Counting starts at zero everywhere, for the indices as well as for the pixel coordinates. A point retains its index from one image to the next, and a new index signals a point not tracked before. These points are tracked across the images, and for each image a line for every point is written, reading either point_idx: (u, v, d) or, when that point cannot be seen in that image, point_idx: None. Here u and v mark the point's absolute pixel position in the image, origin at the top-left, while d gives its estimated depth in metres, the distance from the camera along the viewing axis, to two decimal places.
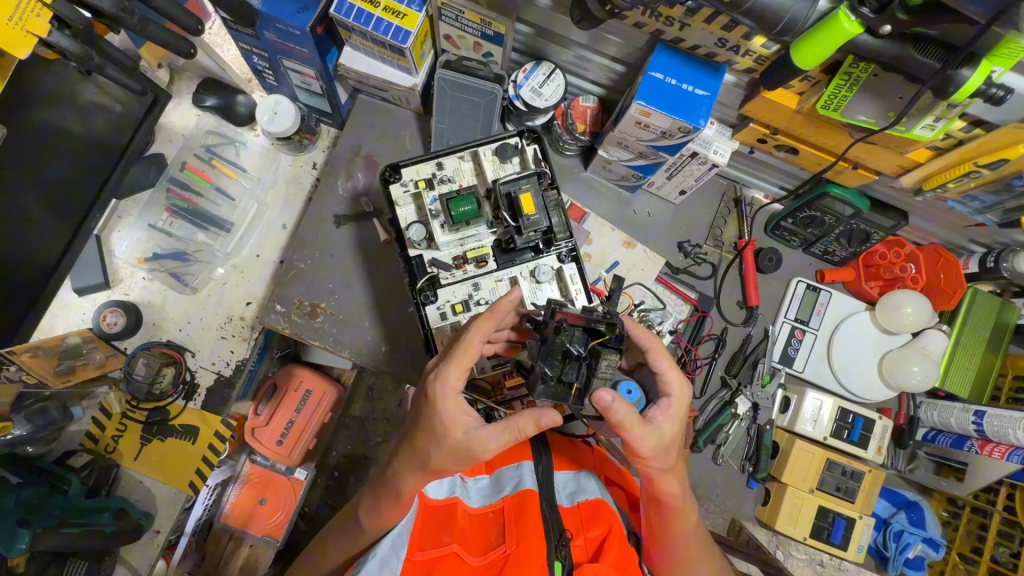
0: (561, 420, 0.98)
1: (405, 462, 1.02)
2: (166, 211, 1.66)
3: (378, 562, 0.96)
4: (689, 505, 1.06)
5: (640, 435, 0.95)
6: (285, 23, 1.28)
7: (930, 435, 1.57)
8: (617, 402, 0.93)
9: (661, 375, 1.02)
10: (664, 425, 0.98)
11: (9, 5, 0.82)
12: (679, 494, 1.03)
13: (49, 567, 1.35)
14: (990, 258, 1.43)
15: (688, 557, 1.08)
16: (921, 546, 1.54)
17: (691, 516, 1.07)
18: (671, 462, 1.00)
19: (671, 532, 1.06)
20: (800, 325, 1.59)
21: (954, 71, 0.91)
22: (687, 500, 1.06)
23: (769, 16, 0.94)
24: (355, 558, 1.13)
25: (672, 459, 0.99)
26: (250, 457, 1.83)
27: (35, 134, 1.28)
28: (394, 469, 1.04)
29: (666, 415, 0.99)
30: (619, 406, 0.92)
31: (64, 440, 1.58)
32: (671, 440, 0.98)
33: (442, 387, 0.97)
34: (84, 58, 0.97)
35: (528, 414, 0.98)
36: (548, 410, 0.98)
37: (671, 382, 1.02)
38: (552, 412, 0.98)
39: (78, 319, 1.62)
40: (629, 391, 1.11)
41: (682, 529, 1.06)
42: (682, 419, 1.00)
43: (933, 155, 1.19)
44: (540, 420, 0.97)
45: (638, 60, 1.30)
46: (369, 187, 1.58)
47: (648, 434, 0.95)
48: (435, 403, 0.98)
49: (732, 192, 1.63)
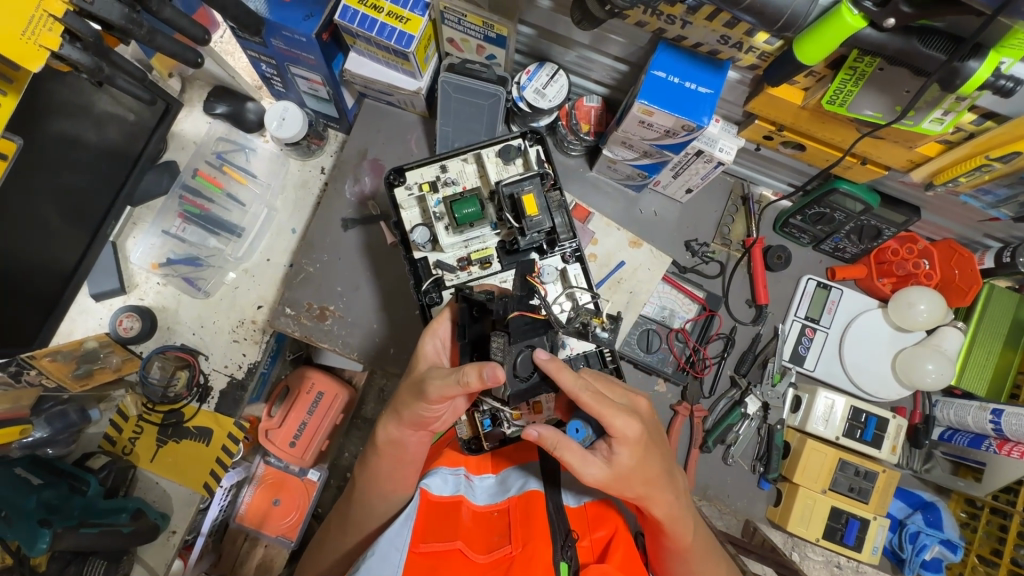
0: (503, 375, 0.93)
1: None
2: (178, 217, 1.68)
3: (379, 557, 0.94)
4: (687, 524, 1.04)
5: (574, 465, 0.96)
6: (291, 30, 1.29)
7: (947, 434, 1.53)
8: (548, 432, 0.97)
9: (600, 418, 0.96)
10: (608, 459, 0.98)
11: (21, 17, 0.84)
12: (670, 515, 1.01)
13: (70, 566, 1.38)
14: (1006, 253, 1.39)
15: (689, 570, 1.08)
16: (939, 548, 1.51)
17: (691, 533, 1.05)
18: (639, 491, 0.99)
19: (670, 547, 1.06)
20: (811, 323, 1.57)
21: (961, 63, 0.89)
22: (684, 520, 1.04)
23: (769, 13, 0.94)
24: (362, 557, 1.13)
25: (635, 491, 0.98)
26: (264, 458, 1.87)
27: (52, 144, 1.31)
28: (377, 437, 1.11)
29: (616, 451, 0.98)
30: (548, 436, 0.97)
31: (84, 442, 1.62)
32: (621, 474, 0.97)
33: (426, 333, 1.15)
34: (96, 70, 0.99)
35: (476, 364, 0.96)
36: (493, 364, 0.95)
37: (611, 425, 0.96)
38: (496, 367, 0.94)
39: (96, 324, 1.66)
40: (577, 430, 1.09)
41: (682, 547, 1.05)
42: (630, 456, 0.97)
43: (943, 149, 1.16)
44: (482, 370, 0.94)
45: (641, 59, 1.30)
46: (376, 191, 1.60)
47: (583, 465, 0.96)
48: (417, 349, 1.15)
49: (740, 189, 1.60)
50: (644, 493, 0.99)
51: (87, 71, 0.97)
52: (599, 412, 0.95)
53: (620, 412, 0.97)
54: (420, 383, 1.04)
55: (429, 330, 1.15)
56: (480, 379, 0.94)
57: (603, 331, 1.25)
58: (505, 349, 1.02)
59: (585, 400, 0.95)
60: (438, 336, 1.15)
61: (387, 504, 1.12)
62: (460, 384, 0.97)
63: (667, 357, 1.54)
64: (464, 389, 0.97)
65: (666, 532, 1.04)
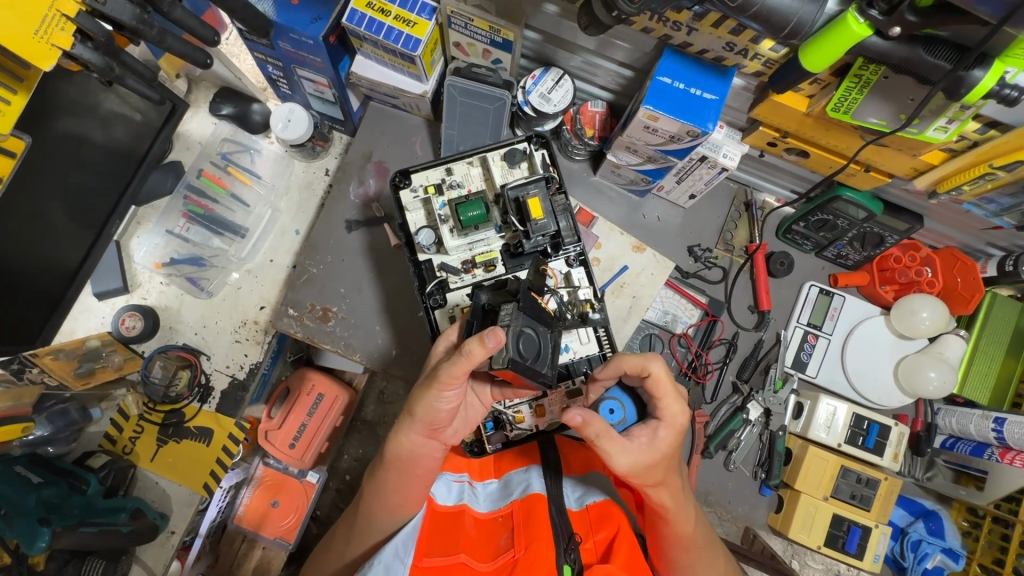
0: (503, 335, 0.92)
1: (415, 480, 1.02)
2: (183, 217, 1.71)
3: (383, 567, 0.94)
4: (689, 513, 1.04)
5: (613, 453, 0.96)
6: (298, 33, 1.30)
7: (948, 442, 1.53)
8: (591, 418, 0.96)
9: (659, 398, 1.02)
10: (649, 444, 0.98)
11: (33, 18, 0.84)
12: (674, 503, 1.02)
13: (68, 565, 1.37)
14: (1009, 261, 1.40)
15: (688, 561, 1.07)
16: (941, 557, 1.51)
17: (691, 522, 1.05)
18: (658, 479, 0.99)
19: (667, 534, 1.06)
20: (813, 330, 1.58)
21: (965, 73, 0.90)
22: (685, 507, 1.04)
23: (776, 21, 0.94)
24: (363, 560, 1.12)
25: (658, 478, 0.98)
26: (263, 460, 1.86)
27: (59, 143, 1.32)
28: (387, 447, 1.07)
29: (652, 436, 1.00)
30: (592, 422, 0.96)
31: (84, 441, 1.62)
32: (656, 458, 0.98)
33: (439, 341, 1.13)
34: (106, 69, 0.99)
35: (475, 335, 0.94)
36: (492, 329, 0.94)
37: (666, 407, 1.02)
38: (494, 329, 0.93)
39: (98, 322, 1.67)
40: (611, 412, 1.15)
41: (681, 535, 1.04)
42: (669, 441, 1.00)
43: (947, 156, 1.17)
44: (483, 338, 0.92)
45: (647, 65, 1.31)
46: (381, 193, 1.60)
47: (623, 453, 0.96)
48: (431, 355, 1.12)
49: (743, 195, 1.61)
50: (662, 480, 0.99)
51: (98, 70, 0.98)
52: (663, 390, 1.01)
53: (674, 398, 1.03)
54: (426, 384, 1.04)
55: (442, 338, 1.13)
56: (484, 348, 0.92)
57: (596, 314, 1.25)
58: (512, 313, 0.99)
59: (656, 376, 1.00)
60: (450, 338, 1.12)
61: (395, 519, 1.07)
62: (467, 364, 0.95)
63: (669, 362, 1.54)
64: (472, 365, 0.95)
65: (667, 519, 1.03)
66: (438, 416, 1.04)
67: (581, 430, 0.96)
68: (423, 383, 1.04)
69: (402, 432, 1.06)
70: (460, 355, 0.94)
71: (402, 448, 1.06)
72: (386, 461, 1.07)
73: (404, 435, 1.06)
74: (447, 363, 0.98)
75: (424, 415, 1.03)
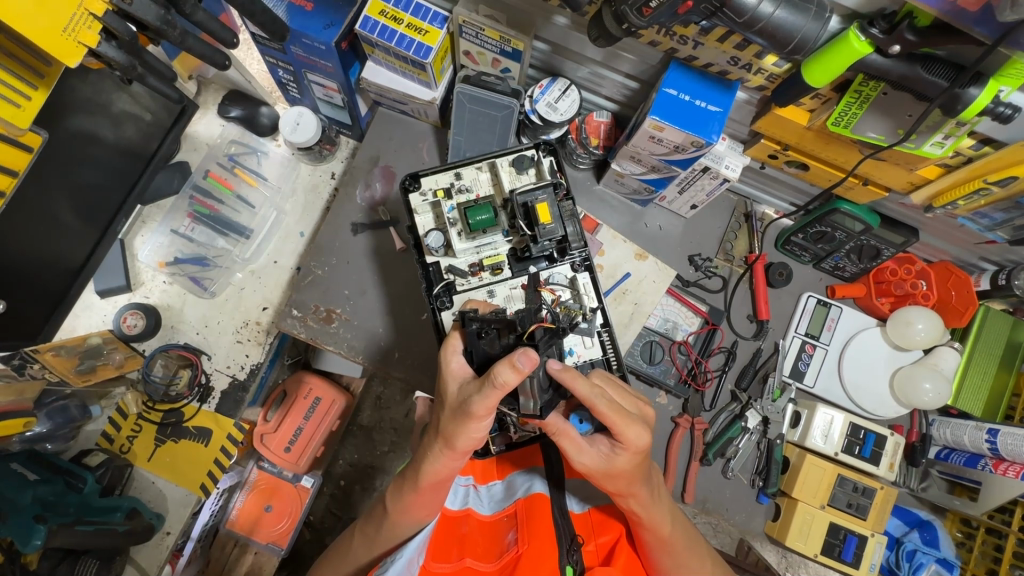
0: (538, 358, 0.90)
1: (420, 481, 1.02)
2: (188, 216, 1.70)
3: (405, 562, 0.98)
4: (665, 514, 1.04)
5: (571, 452, 1.00)
6: (312, 38, 1.33)
7: (943, 453, 1.56)
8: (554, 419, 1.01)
9: (615, 425, 0.97)
10: (607, 456, 0.99)
11: (60, 17, 0.86)
12: (645, 509, 1.02)
13: (61, 565, 1.35)
14: (1002, 276, 1.44)
15: (675, 563, 1.06)
16: (935, 567, 1.52)
17: (669, 523, 1.05)
18: (623, 488, 1.01)
19: (650, 540, 1.05)
20: (811, 340, 1.60)
21: (962, 90, 0.93)
22: (660, 510, 1.04)
23: (782, 37, 0.97)
24: (379, 560, 1.12)
25: (619, 487, 1.00)
26: (258, 463, 1.85)
27: (69, 139, 1.33)
28: (409, 496, 1.03)
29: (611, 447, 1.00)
30: (551, 423, 1.01)
31: (81, 440, 1.60)
32: (613, 471, 0.99)
33: (446, 352, 1.05)
34: (128, 67, 1.01)
35: (504, 360, 0.91)
36: (523, 351, 0.92)
37: (623, 434, 0.97)
38: (526, 351, 0.91)
39: (100, 319, 1.67)
40: (582, 420, 1.12)
41: (661, 538, 1.04)
42: (628, 461, 0.98)
43: (943, 171, 1.20)
44: (515, 361, 0.90)
45: (651, 78, 1.34)
46: (387, 197, 1.62)
47: (580, 453, 1.00)
48: (441, 368, 1.04)
49: (744, 207, 1.65)
50: (626, 490, 1.00)
51: (120, 68, 1.00)
52: (613, 421, 0.96)
53: (633, 423, 0.98)
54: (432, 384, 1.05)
55: (448, 348, 1.05)
56: (515, 372, 0.89)
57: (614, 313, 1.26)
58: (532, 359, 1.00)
59: (601, 410, 0.96)
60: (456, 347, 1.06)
61: (414, 528, 1.08)
62: (496, 389, 0.91)
63: (670, 370, 1.55)
64: (501, 392, 0.92)
65: (643, 524, 1.03)
66: (478, 442, 1.00)
67: (544, 426, 1.03)
68: (452, 415, 0.98)
69: (429, 478, 1.02)
70: (491, 386, 0.91)
71: (438, 475, 1.02)
72: (421, 487, 1.03)
73: (441, 462, 1.01)
74: (475, 395, 0.94)
75: (466, 446, 0.99)
